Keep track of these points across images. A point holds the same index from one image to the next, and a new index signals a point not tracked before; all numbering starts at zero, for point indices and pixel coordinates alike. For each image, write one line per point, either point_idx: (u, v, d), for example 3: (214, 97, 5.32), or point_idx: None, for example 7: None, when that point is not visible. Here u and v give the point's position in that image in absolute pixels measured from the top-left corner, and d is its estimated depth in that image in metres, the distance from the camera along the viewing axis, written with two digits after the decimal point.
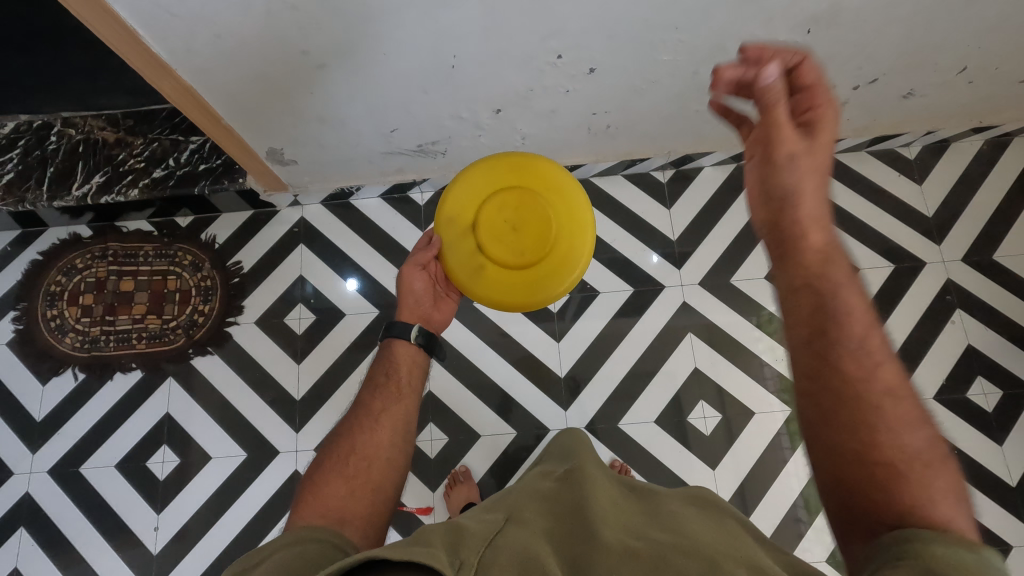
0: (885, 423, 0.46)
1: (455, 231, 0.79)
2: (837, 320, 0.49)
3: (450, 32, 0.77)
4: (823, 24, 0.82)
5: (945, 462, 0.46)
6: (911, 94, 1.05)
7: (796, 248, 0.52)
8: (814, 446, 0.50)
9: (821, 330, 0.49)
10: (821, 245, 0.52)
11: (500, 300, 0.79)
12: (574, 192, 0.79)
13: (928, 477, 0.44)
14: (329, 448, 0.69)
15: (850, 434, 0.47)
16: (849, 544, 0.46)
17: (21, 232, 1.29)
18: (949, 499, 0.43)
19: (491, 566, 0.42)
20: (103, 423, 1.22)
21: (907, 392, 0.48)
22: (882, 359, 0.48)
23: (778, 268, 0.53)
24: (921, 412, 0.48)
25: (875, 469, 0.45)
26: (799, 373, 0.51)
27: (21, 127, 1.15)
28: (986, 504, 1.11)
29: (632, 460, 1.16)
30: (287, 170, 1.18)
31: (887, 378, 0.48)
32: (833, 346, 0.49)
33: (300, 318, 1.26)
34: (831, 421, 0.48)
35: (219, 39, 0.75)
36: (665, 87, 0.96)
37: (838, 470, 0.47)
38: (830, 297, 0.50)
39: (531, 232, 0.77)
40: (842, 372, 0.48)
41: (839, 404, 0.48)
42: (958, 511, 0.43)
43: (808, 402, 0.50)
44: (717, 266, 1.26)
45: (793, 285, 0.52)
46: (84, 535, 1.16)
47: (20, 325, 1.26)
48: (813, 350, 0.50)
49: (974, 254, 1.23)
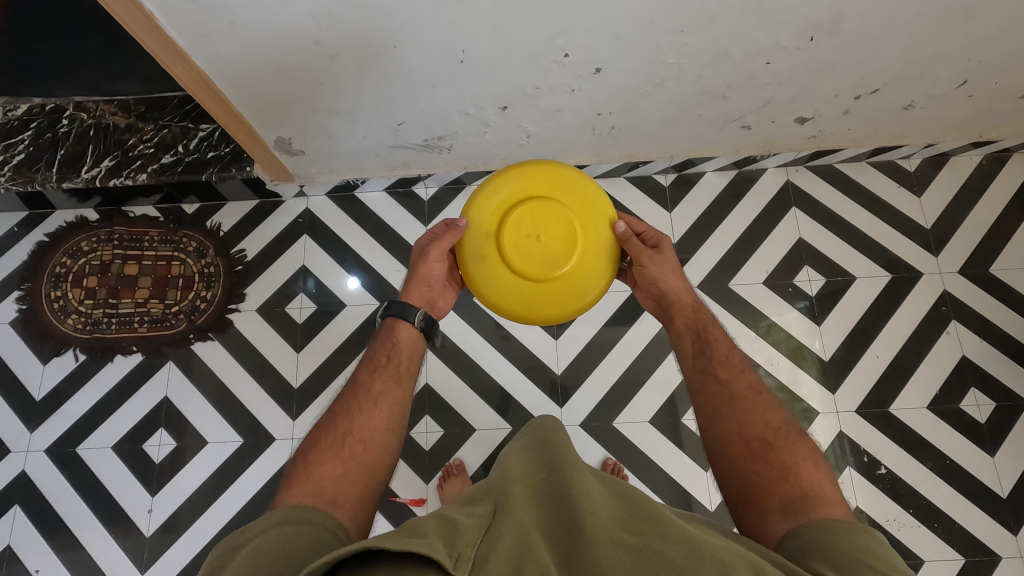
0: (755, 416, 0.66)
1: (483, 255, 0.79)
2: (710, 349, 0.72)
3: (460, 27, 0.79)
4: (826, 32, 0.83)
5: (802, 437, 0.66)
6: (911, 106, 1.07)
7: (676, 298, 0.77)
8: (725, 446, 0.65)
9: (702, 358, 0.71)
10: (690, 301, 0.77)
11: (549, 314, 0.79)
12: (585, 188, 0.80)
13: (791, 451, 0.63)
14: (325, 426, 0.69)
15: (738, 431, 0.65)
16: (765, 521, 0.60)
17: (29, 214, 1.30)
18: (807, 463, 0.63)
19: (490, 558, 0.42)
20: (102, 404, 1.22)
21: (766, 392, 0.69)
22: (744, 373, 0.70)
23: (672, 308, 0.77)
24: (779, 405, 0.68)
25: (755, 450, 0.64)
26: (696, 393, 0.70)
27: (35, 109, 1.17)
28: (976, 516, 1.11)
29: (624, 459, 1.17)
30: (294, 160, 1.19)
31: (749, 385, 0.69)
32: (711, 367, 0.70)
33: (301, 307, 1.28)
34: (739, 429, 0.65)
35: (234, 27, 0.76)
36: (670, 90, 0.97)
37: (735, 462, 0.64)
38: (702, 335, 0.74)
39: (558, 240, 0.77)
40: (721, 385, 0.69)
41: (724, 408, 0.67)
42: (825, 479, 0.62)
43: (705, 413, 0.68)
44: (717, 270, 1.27)
45: (678, 331, 0.75)
46: (77, 516, 1.16)
47: (24, 304, 1.27)
48: (703, 374, 0.70)
49: (970, 266, 1.24)
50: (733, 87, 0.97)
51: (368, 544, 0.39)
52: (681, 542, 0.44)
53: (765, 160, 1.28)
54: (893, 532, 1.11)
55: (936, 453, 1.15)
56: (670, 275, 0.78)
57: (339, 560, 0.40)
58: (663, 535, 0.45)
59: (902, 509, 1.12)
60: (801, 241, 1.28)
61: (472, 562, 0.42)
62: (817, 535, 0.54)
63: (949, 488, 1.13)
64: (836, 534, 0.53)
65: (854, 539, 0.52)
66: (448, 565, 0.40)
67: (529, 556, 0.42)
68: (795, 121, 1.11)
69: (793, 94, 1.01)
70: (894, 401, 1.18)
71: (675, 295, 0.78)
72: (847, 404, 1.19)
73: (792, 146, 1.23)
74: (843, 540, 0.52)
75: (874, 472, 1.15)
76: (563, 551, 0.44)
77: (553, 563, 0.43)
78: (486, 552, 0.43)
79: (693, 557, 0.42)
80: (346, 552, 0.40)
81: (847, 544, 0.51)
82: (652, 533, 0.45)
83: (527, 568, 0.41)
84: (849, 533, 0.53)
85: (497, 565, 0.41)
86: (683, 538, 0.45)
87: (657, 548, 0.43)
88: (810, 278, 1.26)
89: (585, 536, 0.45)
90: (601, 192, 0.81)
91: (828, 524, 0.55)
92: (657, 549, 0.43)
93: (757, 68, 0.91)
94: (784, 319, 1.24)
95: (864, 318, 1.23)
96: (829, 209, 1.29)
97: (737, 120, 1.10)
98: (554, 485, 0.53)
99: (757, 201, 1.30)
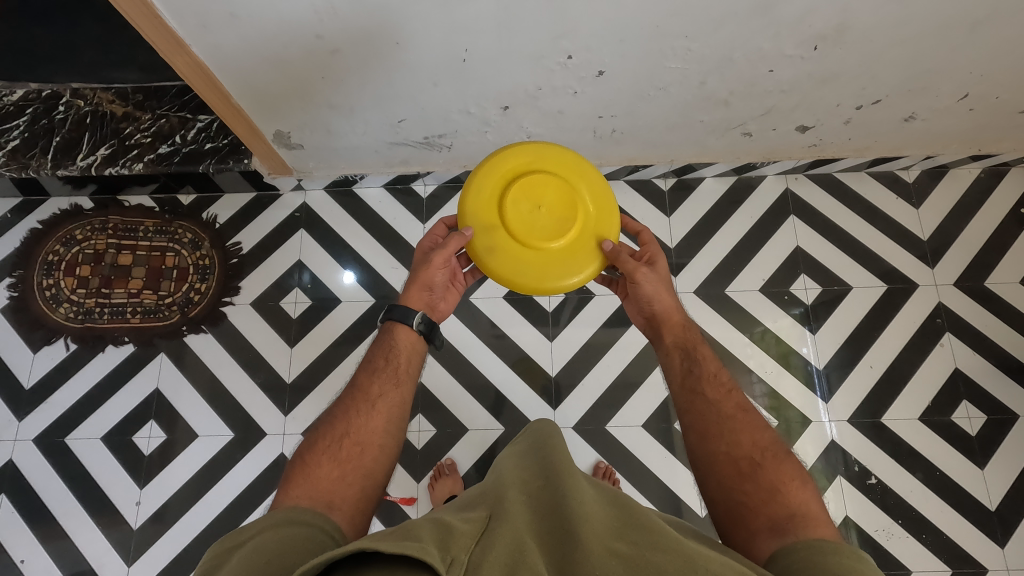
0: (743, 435, 0.66)
1: (493, 244, 0.77)
2: (699, 368, 0.72)
3: (464, 25, 0.78)
4: (830, 42, 0.83)
5: (789, 456, 0.66)
6: (912, 117, 1.07)
7: (666, 316, 0.77)
8: (712, 466, 0.65)
9: (691, 376, 0.71)
10: (680, 319, 0.76)
11: (580, 274, 0.78)
12: (551, 147, 0.80)
13: (779, 471, 0.63)
14: (323, 427, 0.69)
15: (726, 451, 0.65)
16: (754, 541, 0.60)
17: (22, 200, 1.29)
18: (794, 483, 0.63)
19: (484, 564, 0.42)
20: (92, 394, 1.22)
21: (755, 412, 0.69)
22: (733, 392, 0.70)
23: (660, 325, 0.77)
24: (766, 424, 0.68)
25: (742, 470, 0.64)
26: (684, 411, 0.70)
27: (30, 95, 1.16)
28: (965, 527, 1.12)
29: (616, 463, 1.17)
30: (293, 154, 1.18)
31: (738, 404, 0.69)
32: (700, 385, 0.70)
33: (296, 302, 1.27)
34: (729, 449, 0.65)
35: (235, 18, 0.76)
36: (673, 95, 0.97)
37: (723, 482, 0.64)
38: (692, 353, 0.73)
39: (558, 204, 0.78)
40: (709, 404, 0.69)
41: (712, 427, 0.67)
42: (812, 499, 0.62)
43: (693, 430, 0.68)
44: (714, 275, 1.27)
45: (668, 349, 0.75)
46: (64, 506, 1.16)
47: (15, 292, 1.25)
48: (692, 392, 0.70)
49: (966, 279, 1.25)
50: (736, 93, 0.97)
51: (361, 545, 0.39)
52: (676, 554, 0.44)
53: (765, 167, 1.28)
54: (882, 542, 1.11)
55: (926, 465, 1.15)
56: (663, 293, 0.77)
57: (333, 561, 0.40)
58: (657, 545, 0.45)
59: (891, 519, 1.13)
60: (798, 249, 1.28)
61: (465, 568, 0.41)
62: (809, 551, 0.54)
63: (938, 500, 1.13)
64: (830, 551, 0.53)
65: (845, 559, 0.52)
66: (440, 567, 0.40)
67: (521, 564, 0.42)
68: (796, 129, 1.11)
69: (795, 103, 1.00)
70: (888, 411, 1.18)
71: (667, 313, 0.77)
72: (840, 413, 1.19)
73: (792, 154, 1.23)
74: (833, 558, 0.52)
75: (865, 482, 1.15)
76: (556, 558, 0.44)
77: (546, 569, 0.43)
78: (479, 557, 0.43)
79: (688, 567, 0.42)
80: (339, 553, 0.39)
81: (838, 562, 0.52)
82: (647, 543, 0.45)
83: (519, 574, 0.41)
84: (841, 551, 0.53)
85: (491, 571, 0.41)
86: (677, 549, 0.44)
87: (651, 559, 0.43)
88: (807, 287, 1.26)
89: (579, 544, 0.44)
90: (563, 144, 0.81)
91: (816, 543, 0.55)
92: (650, 559, 0.43)
93: (759, 75, 0.91)
94: (779, 326, 1.24)
95: (859, 328, 1.23)
96: (827, 218, 1.29)
97: (738, 127, 1.09)
98: (551, 492, 0.53)
99: (755, 208, 1.30)
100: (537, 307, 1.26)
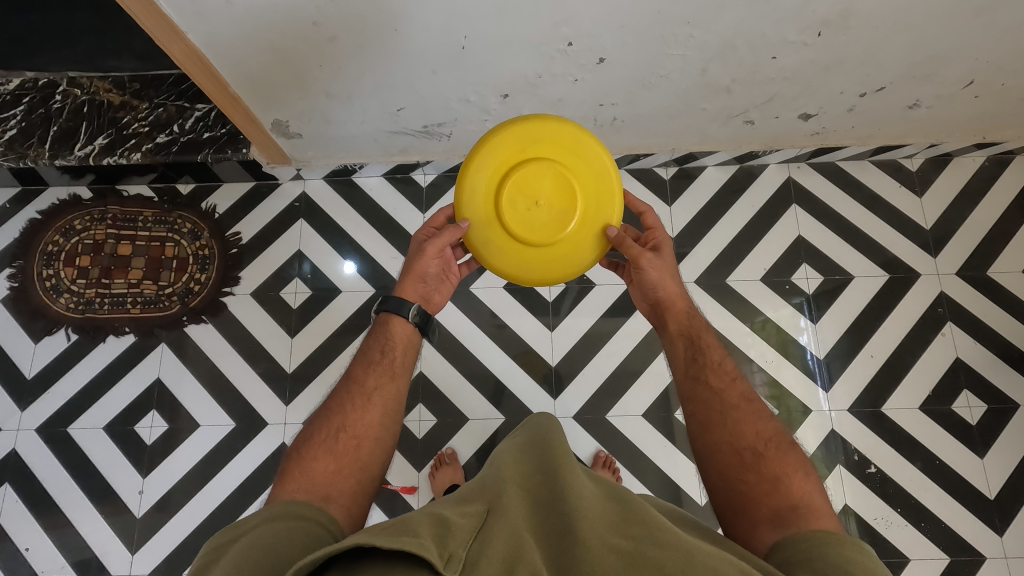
0: (746, 425, 0.66)
1: (496, 242, 0.78)
2: (703, 356, 0.71)
3: (463, 11, 0.77)
4: (834, 28, 0.82)
5: (793, 448, 0.66)
6: (916, 105, 1.06)
7: (670, 305, 0.76)
8: (715, 455, 0.65)
9: (695, 365, 0.71)
10: (685, 307, 0.76)
11: (585, 258, 0.79)
12: (537, 130, 0.77)
13: (781, 461, 0.63)
14: (319, 420, 0.69)
15: (728, 441, 0.65)
16: (755, 531, 0.60)
17: (20, 190, 1.29)
18: (797, 475, 0.63)
19: (480, 561, 0.42)
20: (94, 384, 1.22)
21: (758, 401, 0.69)
22: (736, 381, 0.70)
23: (664, 312, 0.76)
24: (770, 415, 0.68)
25: (745, 461, 0.64)
26: (687, 399, 0.70)
27: (26, 84, 1.14)
28: (964, 516, 1.12)
29: (616, 452, 1.17)
30: (291, 143, 1.17)
31: (742, 394, 0.69)
32: (704, 374, 0.70)
33: (296, 292, 1.26)
34: (733, 440, 0.65)
35: (230, 4, 0.75)
36: (674, 82, 0.96)
37: (724, 472, 0.64)
38: (696, 342, 0.73)
39: (556, 195, 0.76)
40: (712, 393, 0.68)
41: (714, 417, 0.67)
42: (815, 490, 0.62)
43: (696, 420, 0.68)
44: (715, 264, 1.27)
45: (671, 337, 0.74)
46: (67, 495, 1.16)
47: (15, 282, 1.25)
48: (695, 381, 0.70)
49: (968, 269, 1.24)
50: (737, 81, 0.96)
51: (360, 541, 0.39)
52: (673, 550, 0.44)
53: (767, 156, 1.27)
54: (880, 530, 1.12)
55: (926, 454, 1.16)
56: (670, 278, 0.77)
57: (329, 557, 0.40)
58: (656, 541, 0.45)
59: (891, 507, 1.13)
60: (800, 238, 1.27)
61: (461, 565, 0.41)
62: (809, 539, 0.55)
63: (936, 488, 1.14)
64: (827, 540, 0.54)
65: (841, 547, 0.53)
66: (439, 566, 0.40)
67: (520, 560, 0.42)
68: (799, 117, 1.10)
69: (798, 90, 0.99)
70: (888, 400, 1.18)
71: (672, 299, 0.76)
72: (840, 401, 1.19)
73: (795, 142, 1.22)
74: (828, 548, 0.53)
75: (864, 470, 1.15)
76: (554, 556, 0.44)
77: (545, 567, 0.43)
78: (477, 554, 0.43)
79: (685, 565, 0.42)
80: (332, 550, 0.39)
81: (834, 550, 0.52)
82: (644, 539, 0.45)
83: (517, 571, 0.41)
84: (837, 541, 0.54)
85: (487, 568, 0.41)
86: (676, 546, 0.44)
87: (650, 555, 0.43)
88: (808, 276, 1.26)
89: (576, 542, 0.44)
90: (549, 120, 0.77)
91: (818, 533, 0.55)
92: (647, 556, 0.43)
93: (763, 63, 0.90)
94: (780, 314, 1.24)
95: (860, 317, 1.23)
96: (829, 207, 1.28)
97: (740, 115, 1.08)
98: (549, 486, 0.53)
99: (757, 197, 1.29)
100: (537, 296, 1.26)
